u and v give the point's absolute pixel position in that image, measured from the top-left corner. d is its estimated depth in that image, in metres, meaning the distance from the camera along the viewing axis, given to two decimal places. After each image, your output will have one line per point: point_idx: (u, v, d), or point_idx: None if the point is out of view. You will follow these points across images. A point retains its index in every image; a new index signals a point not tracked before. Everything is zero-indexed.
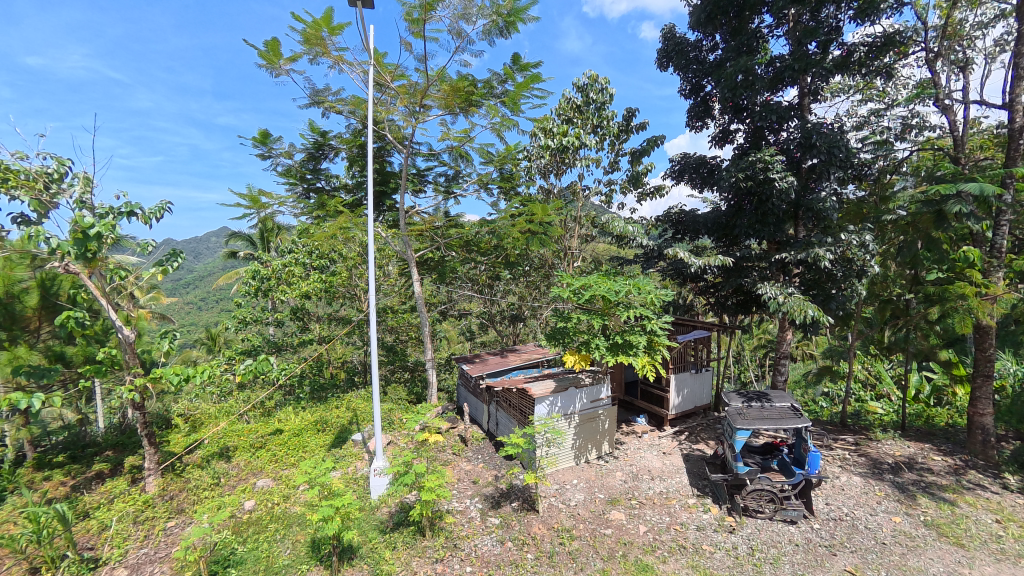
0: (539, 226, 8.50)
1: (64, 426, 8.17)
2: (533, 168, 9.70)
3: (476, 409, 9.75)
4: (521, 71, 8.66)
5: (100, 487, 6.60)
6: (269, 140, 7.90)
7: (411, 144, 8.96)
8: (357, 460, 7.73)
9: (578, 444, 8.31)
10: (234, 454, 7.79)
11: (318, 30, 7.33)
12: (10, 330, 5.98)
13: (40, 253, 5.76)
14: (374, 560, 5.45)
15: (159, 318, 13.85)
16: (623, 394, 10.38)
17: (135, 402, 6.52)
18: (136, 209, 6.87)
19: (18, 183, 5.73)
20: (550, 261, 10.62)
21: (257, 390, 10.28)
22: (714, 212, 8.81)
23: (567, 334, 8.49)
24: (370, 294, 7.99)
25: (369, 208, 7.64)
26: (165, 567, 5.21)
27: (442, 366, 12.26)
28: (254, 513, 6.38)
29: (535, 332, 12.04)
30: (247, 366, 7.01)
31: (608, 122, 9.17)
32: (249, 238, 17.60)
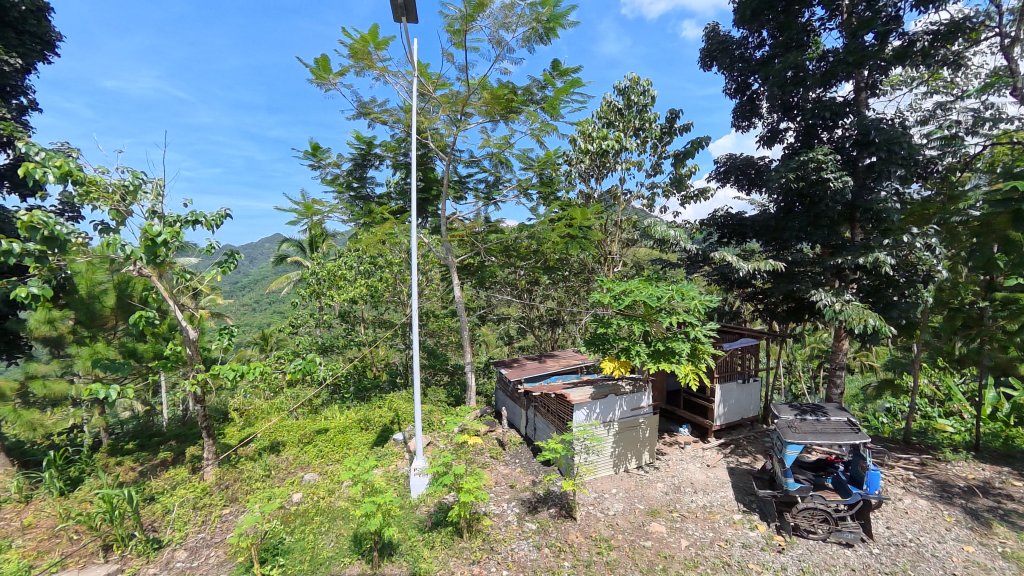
0: (578, 230, 8.55)
1: (135, 417, 8.87)
2: (573, 172, 9.62)
3: (514, 413, 9.77)
4: (561, 76, 8.72)
5: (164, 474, 7.13)
6: (318, 152, 8.31)
7: (452, 151, 9.15)
8: (398, 459, 8.00)
9: (618, 452, 8.19)
10: (283, 448, 8.17)
11: (365, 45, 7.72)
12: (90, 328, 6.61)
13: (118, 258, 6.39)
14: (412, 558, 5.59)
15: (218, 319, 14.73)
16: (664, 402, 10.08)
17: (197, 395, 7.05)
18: (199, 216, 7.48)
19: (100, 195, 6.52)
20: (590, 266, 10.34)
21: (305, 388, 10.72)
22: (762, 217, 8.44)
23: (607, 340, 8.56)
24: (412, 298, 8.22)
25: (413, 216, 7.89)
26: (220, 552, 5.62)
27: (480, 370, 12.25)
28: (301, 505, 6.75)
29: (574, 338, 11.85)
30: (297, 365, 7.41)
31: (650, 125, 8.93)
32: (299, 243, 18.43)
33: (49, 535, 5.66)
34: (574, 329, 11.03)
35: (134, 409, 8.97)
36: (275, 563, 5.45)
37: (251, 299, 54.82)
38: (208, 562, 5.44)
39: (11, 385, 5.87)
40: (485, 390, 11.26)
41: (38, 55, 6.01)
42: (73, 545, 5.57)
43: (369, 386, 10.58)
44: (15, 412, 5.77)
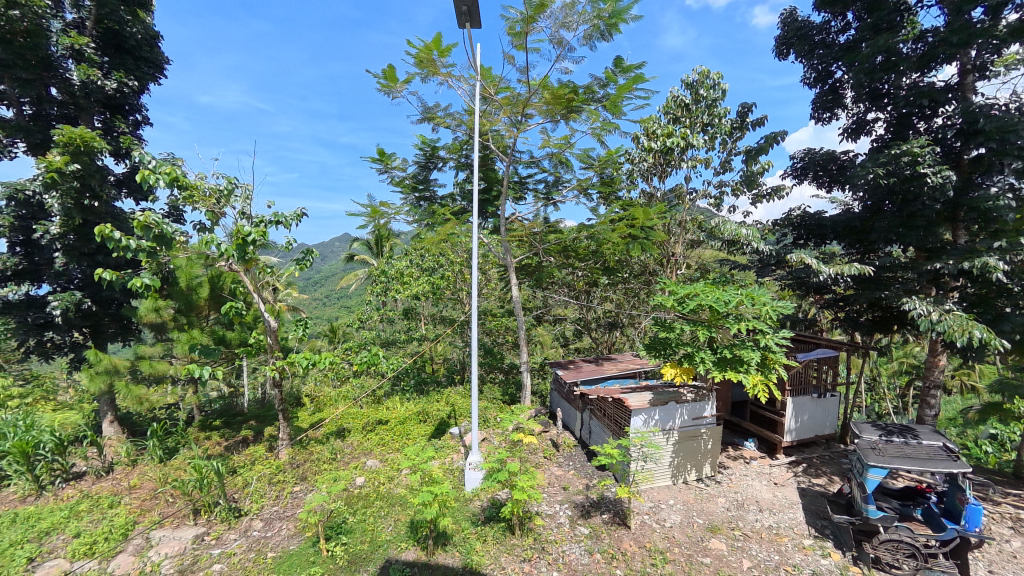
0: (640, 230, 8.35)
1: (222, 397, 9.83)
2: (635, 171, 9.35)
3: (569, 415, 9.70)
4: (624, 73, 8.61)
5: (246, 449, 7.90)
6: (386, 156, 8.77)
7: (513, 152, 9.31)
8: (454, 452, 8.26)
9: (677, 462, 7.88)
10: (348, 434, 8.73)
11: (429, 53, 8.07)
12: (189, 316, 7.47)
13: (212, 254, 7.17)
14: (465, 549, 5.77)
15: (294, 311, 15.92)
16: (728, 413, 9.51)
17: (275, 380, 7.73)
18: (280, 217, 8.20)
19: (200, 199, 7.37)
20: (651, 268, 10.00)
21: (369, 379, 11.32)
22: (845, 216, 7.67)
23: (669, 345, 8.26)
24: (473, 297, 8.43)
25: (474, 217, 8.10)
26: (291, 525, 6.15)
27: (535, 370, 12.27)
28: (364, 488, 7.20)
29: (633, 341, 11.51)
30: (363, 357, 7.90)
31: (720, 120, 8.31)
32: (366, 242, 19.40)
33: (151, 497, 6.48)
34: (633, 332, 10.71)
35: (222, 389, 9.96)
36: (339, 540, 5.88)
37: (329, 295, 58.72)
38: (281, 534, 5.97)
39: (126, 363, 6.77)
40: (540, 391, 11.26)
41: (149, 76, 6.77)
42: (170, 507, 6.34)
43: (428, 380, 10.98)
44: (127, 388, 6.66)
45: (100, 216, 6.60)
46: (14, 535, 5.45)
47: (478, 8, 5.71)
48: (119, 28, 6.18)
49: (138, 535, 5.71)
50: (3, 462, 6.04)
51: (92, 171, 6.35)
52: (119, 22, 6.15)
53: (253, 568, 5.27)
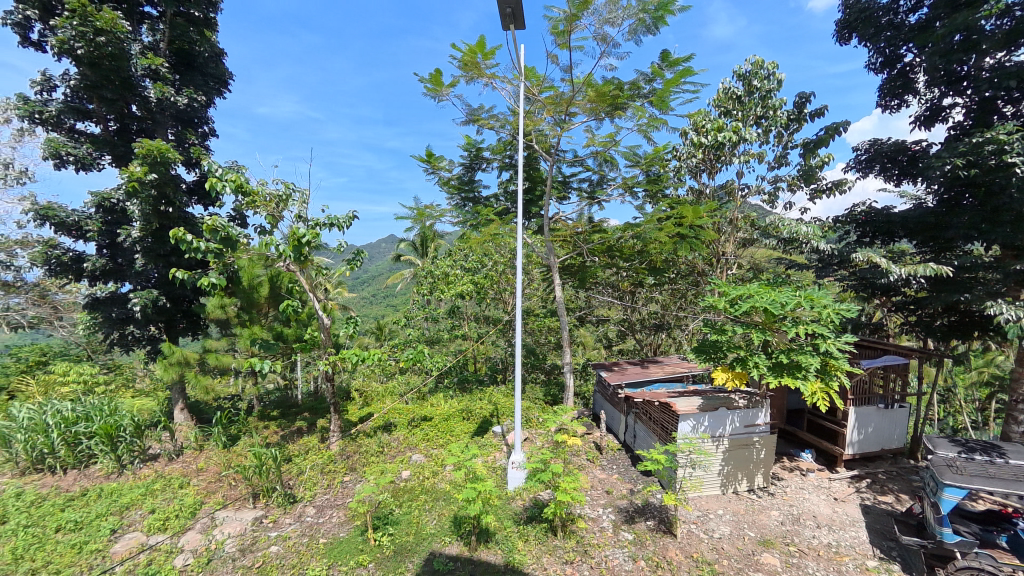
0: (689, 229, 8.07)
1: (280, 390, 10.44)
2: (683, 168, 9.04)
3: (613, 418, 9.53)
4: (671, 67, 8.39)
5: (301, 439, 8.37)
6: (433, 158, 9.01)
7: (556, 151, 9.28)
8: (496, 450, 8.34)
9: (727, 471, 7.54)
10: (395, 428, 9.03)
11: (474, 56, 8.22)
12: (252, 313, 8.01)
13: (272, 256, 7.65)
14: (507, 547, 5.82)
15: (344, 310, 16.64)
16: (783, 422, 9.00)
17: (327, 374, 8.14)
18: (333, 220, 8.63)
19: (262, 204, 7.90)
20: (699, 268, 9.63)
21: (415, 376, 11.65)
22: (917, 211, 7.03)
23: (719, 348, 7.91)
24: (517, 297, 8.46)
25: (519, 217, 8.14)
26: (341, 513, 6.47)
27: (578, 372, 12.14)
28: (409, 482, 7.43)
29: (679, 344, 11.14)
30: (409, 354, 8.16)
31: (775, 112, 7.88)
32: (413, 243, 19.96)
33: (217, 479, 7.01)
34: (680, 335, 10.35)
35: (279, 383, 10.59)
36: (386, 531, 6.11)
37: (382, 294, 60.89)
38: (332, 521, 6.29)
39: (196, 356, 7.36)
40: (583, 392, 11.13)
41: (215, 90, 7.34)
42: (233, 490, 6.83)
43: (471, 379, 11.14)
44: (196, 378, 7.24)
45: (175, 221, 7.21)
46: (101, 508, 6.08)
47: (522, 9, 5.75)
48: (189, 48, 6.73)
49: (205, 514, 6.21)
50: (92, 442, 6.74)
51: (168, 179, 6.94)
52: (189, 43, 6.70)
53: (306, 552, 5.59)
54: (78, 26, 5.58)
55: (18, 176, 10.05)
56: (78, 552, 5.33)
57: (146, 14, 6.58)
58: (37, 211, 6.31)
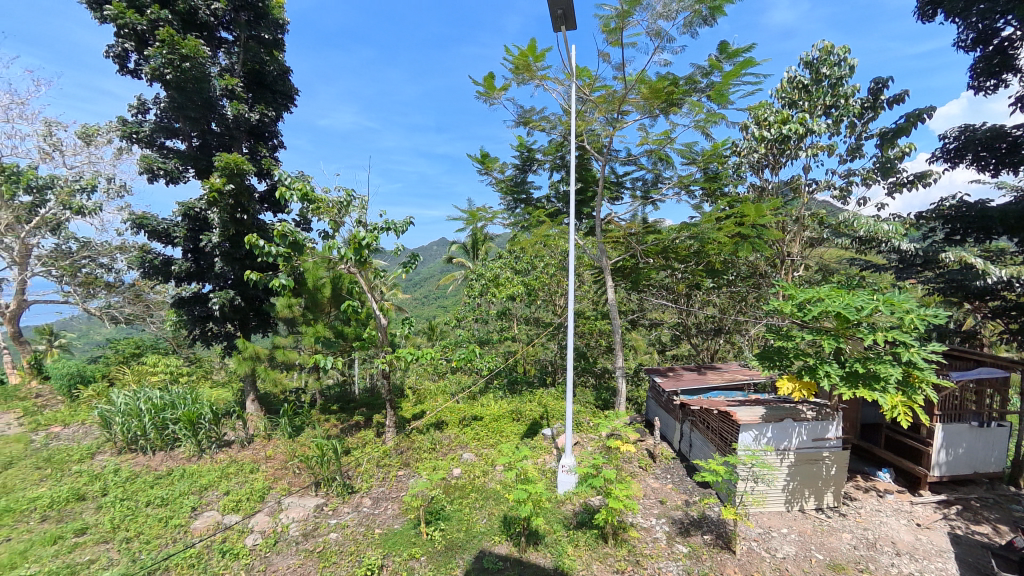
0: (751, 229, 7.62)
1: (340, 385, 11.03)
2: (744, 164, 8.57)
3: (667, 426, 9.18)
4: (730, 58, 8.00)
5: (359, 433, 8.80)
6: (486, 160, 9.17)
7: (609, 151, 9.13)
8: (546, 453, 8.32)
9: (792, 487, 7.02)
10: (446, 426, 9.26)
11: (525, 59, 8.30)
12: (316, 313, 8.54)
13: (334, 259, 8.10)
14: (557, 551, 5.79)
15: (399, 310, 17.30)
16: (857, 437, 8.26)
17: (384, 372, 8.50)
18: (390, 224, 9.01)
19: (325, 210, 8.41)
20: (762, 269, 9.07)
21: (466, 376, 11.87)
22: (1018, 204, 6.25)
23: (784, 355, 7.39)
24: (568, 299, 8.39)
25: (570, 219, 8.08)
26: (395, 506, 6.73)
27: (631, 377, 11.82)
28: (460, 479, 7.60)
29: (739, 350, 10.54)
30: (461, 355, 8.35)
31: (847, 100, 7.28)
32: (464, 245, 20.39)
33: (284, 467, 7.55)
34: (740, 340, 9.80)
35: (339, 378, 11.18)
36: (437, 526, 6.28)
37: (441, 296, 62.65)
38: (387, 512, 6.56)
39: (266, 351, 7.97)
40: (636, 397, 10.82)
41: (283, 106, 7.92)
42: (298, 478, 7.32)
43: (521, 380, 11.18)
44: (267, 372, 7.84)
45: (250, 227, 7.85)
46: (184, 487, 6.74)
47: (573, 10, 5.72)
48: (260, 68, 7.31)
49: (272, 498, 6.71)
50: (177, 428, 7.47)
51: (243, 189, 7.57)
52: (260, 63, 7.29)
53: (363, 541, 5.86)
54: (167, 54, 6.24)
55: (117, 190, 11.38)
56: (165, 525, 5.94)
57: (223, 39, 7.24)
58: (136, 220, 7.09)
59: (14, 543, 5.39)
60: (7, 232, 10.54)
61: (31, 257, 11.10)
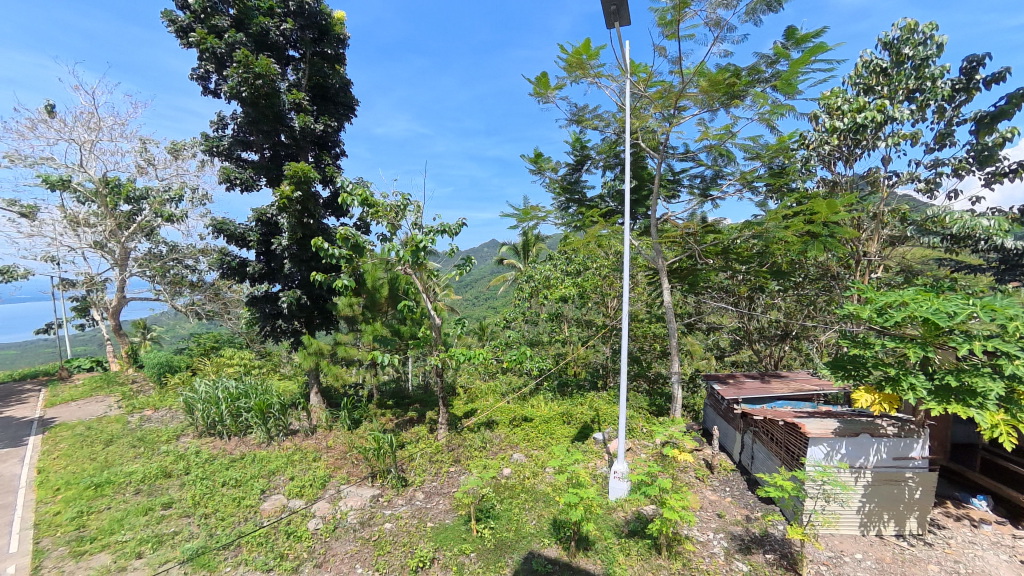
0: (822, 227, 7.05)
1: (395, 382, 11.49)
2: (813, 157, 7.95)
3: (726, 436, 8.70)
4: (798, 45, 7.47)
5: (413, 428, 9.12)
6: (539, 160, 9.19)
7: (665, 148, 8.82)
8: (597, 458, 8.17)
9: (869, 510, 6.39)
10: (497, 426, 9.37)
11: (578, 57, 8.23)
12: (374, 312, 8.95)
13: (391, 260, 8.45)
14: (608, 558, 5.67)
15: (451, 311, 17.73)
16: (947, 459, 7.42)
17: (437, 370, 8.76)
18: (444, 227, 9.26)
19: (383, 214, 8.79)
20: (834, 271, 8.37)
21: (516, 377, 11.93)
22: None
23: (860, 364, 6.72)
24: (623, 302, 8.18)
25: (625, 219, 7.89)
26: (447, 502, 6.90)
27: (687, 383, 11.33)
28: (510, 479, 7.64)
29: (807, 357, 9.80)
30: (512, 355, 8.39)
31: (935, 83, 6.56)
32: (513, 247, 20.47)
33: (343, 457, 7.98)
34: (808, 347, 9.09)
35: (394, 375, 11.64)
36: (487, 524, 6.36)
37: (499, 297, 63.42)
38: (438, 507, 6.74)
39: (329, 348, 8.48)
40: (692, 405, 10.36)
41: (345, 116, 8.40)
42: (356, 469, 7.71)
43: (571, 383, 11.08)
44: (330, 367, 8.35)
45: (315, 230, 8.38)
46: (256, 471, 7.33)
47: (628, 4, 5.58)
48: (324, 81, 7.82)
49: (332, 486, 7.12)
50: (250, 416, 8.13)
51: (309, 195, 8.09)
52: (324, 77, 7.80)
53: (415, 533, 6.07)
54: (243, 73, 6.83)
55: (200, 199, 12.57)
56: (238, 504, 6.48)
57: (291, 57, 7.80)
58: (218, 225, 7.79)
59: (114, 512, 6.12)
60: (112, 238, 11.96)
61: (130, 259, 12.57)
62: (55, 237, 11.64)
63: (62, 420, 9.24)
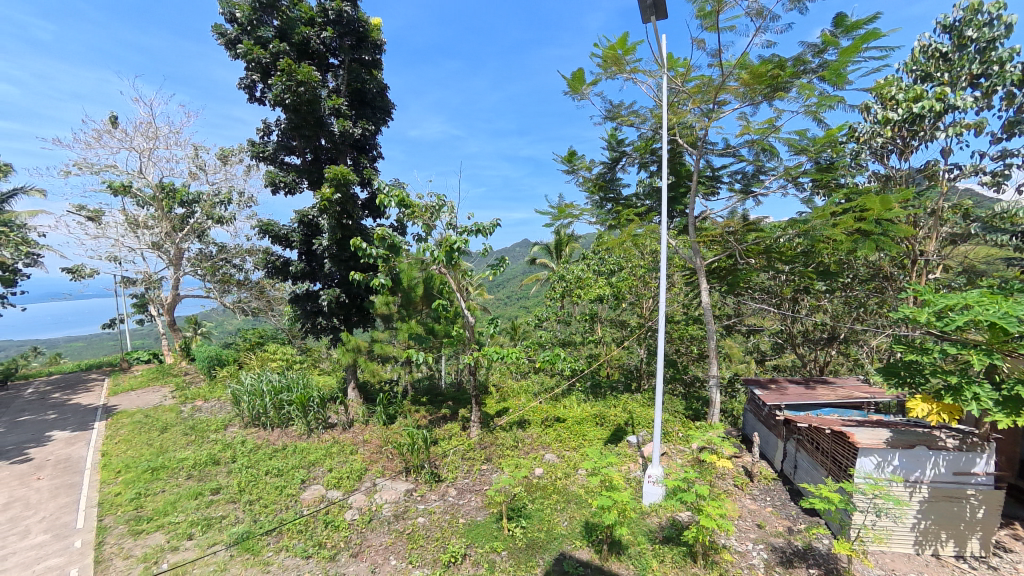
0: (874, 224, 6.63)
1: (429, 379, 11.70)
2: (864, 150, 7.49)
3: (767, 443, 8.34)
4: (848, 32, 7.06)
5: (446, 425, 9.26)
6: (572, 158, 9.11)
7: (704, 144, 8.53)
8: (631, 461, 8.01)
9: (925, 528, 5.95)
10: (529, 425, 9.37)
11: (614, 53, 8.10)
12: (410, 310, 9.14)
13: (427, 260, 8.62)
14: (641, 564, 5.56)
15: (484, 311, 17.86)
16: (1015, 476, 6.86)
17: (470, 368, 8.86)
18: (478, 227, 9.35)
19: (419, 215, 8.98)
20: (887, 271, 7.86)
21: (548, 377, 11.89)
22: None
23: (919, 371, 6.14)
24: (659, 303, 7.98)
25: (661, 217, 7.69)
26: (478, 499, 6.97)
27: (725, 387, 10.95)
28: (542, 479, 7.62)
29: (856, 362, 9.26)
30: (545, 355, 8.34)
31: (1004, 67, 6.05)
32: (546, 247, 20.35)
33: (378, 451, 8.21)
34: (858, 352, 8.57)
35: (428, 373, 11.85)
36: (519, 523, 6.36)
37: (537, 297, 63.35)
38: (470, 504, 6.81)
39: (366, 345, 8.76)
40: (730, 410, 9.99)
41: (382, 120, 8.63)
42: (391, 463, 7.91)
43: (605, 384, 10.93)
44: (367, 364, 8.61)
45: (354, 231, 8.64)
46: (297, 462, 7.65)
47: None
48: (362, 86, 8.06)
49: (368, 479, 7.34)
50: (292, 409, 8.50)
51: (348, 197, 8.35)
52: (361, 82, 8.05)
53: (448, 528, 6.17)
54: (286, 81, 7.13)
55: (246, 202, 13.24)
56: (280, 493, 6.79)
57: (331, 64, 8.10)
58: (264, 226, 8.17)
59: (168, 495, 6.57)
60: (167, 239, 12.82)
61: (183, 258, 13.43)
62: (117, 238, 12.58)
63: (123, 407, 10.00)
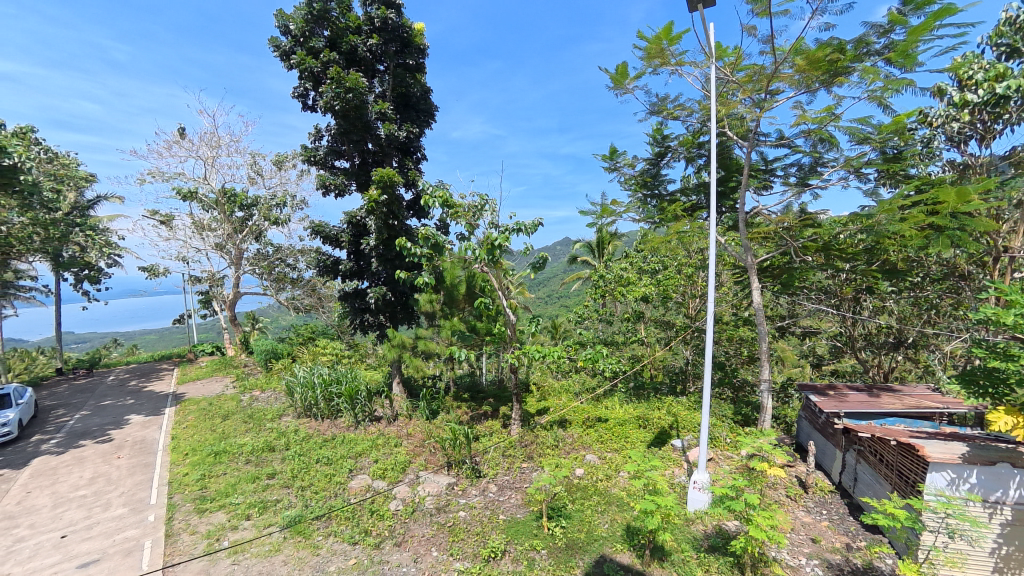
0: (948, 218, 6.04)
1: (470, 376, 11.89)
2: (937, 137, 6.85)
3: (824, 453, 7.82)
4: (918, 9, 6.46)
5: (488, 422, 9.37)
6: (615, 155, 8.94)
7: (756, 135, 8.10)
8: (675, 465, 7.76)
9: (1009, 555, 5.36)
10: (570, 425, 9.31)
11: (659, 45, 7.86)
12: (452, 308, 9.30)
13: (469, 258, 8.74)
14: (685, 572, 5.38)
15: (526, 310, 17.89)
16: None
17: (511, 366, 8.92)
18: (520, 225, 9.38)
19: (461, 215, 9.13)
20: (964, 270, 7.15)
21: (590, 377, 11.74)
22: None
23: (1001, 380, 5.47)
24: (707, 302, 7.66)
25: (711, 213, 7.37)
26: (518, 497, 7.00)
27: (779, 392, 10.37)
28: (583, 480, 7.55)
29: (927, 369, 8.49)
30: (587, 356, 8.15)
31: None
32: (587, 245, 20.03)
33: (421, 444, 8.45)
34: (928, 358, 7.86)
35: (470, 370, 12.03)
36: (559, 523, 6.33)
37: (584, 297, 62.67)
38: (510, 501, 6.86)
39: (410, 341, 9.03)
40: (783, 416, 9.45)
41: (426, 122, 8.85)
42: (433, 456, 8.11)
43: (648, 386, 10.66)
44: (412, 359, 8.86)
45: (400, 230, 8.91)
46: (345, 452, 8.01)
47: None
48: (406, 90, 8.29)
49: (411, 471, 7.57)
50: (341, 401, 8.91)
51: (394, 198, 8.61)
52: (405, 86, 8.29)
53: (488, 524, 6.25)
54: (336, 88, 7.47)
55: (299, 204, 13.98)
56: (330, 480, 7.15)
57: (377, 70, 8.40)
58: (315, 227, 8.58)
59: (229, 477, 7.07)
60: (229, 240, 13.79)
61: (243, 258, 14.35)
62: (186, 240, 13.66)
63: (190, 396, 10.86)
